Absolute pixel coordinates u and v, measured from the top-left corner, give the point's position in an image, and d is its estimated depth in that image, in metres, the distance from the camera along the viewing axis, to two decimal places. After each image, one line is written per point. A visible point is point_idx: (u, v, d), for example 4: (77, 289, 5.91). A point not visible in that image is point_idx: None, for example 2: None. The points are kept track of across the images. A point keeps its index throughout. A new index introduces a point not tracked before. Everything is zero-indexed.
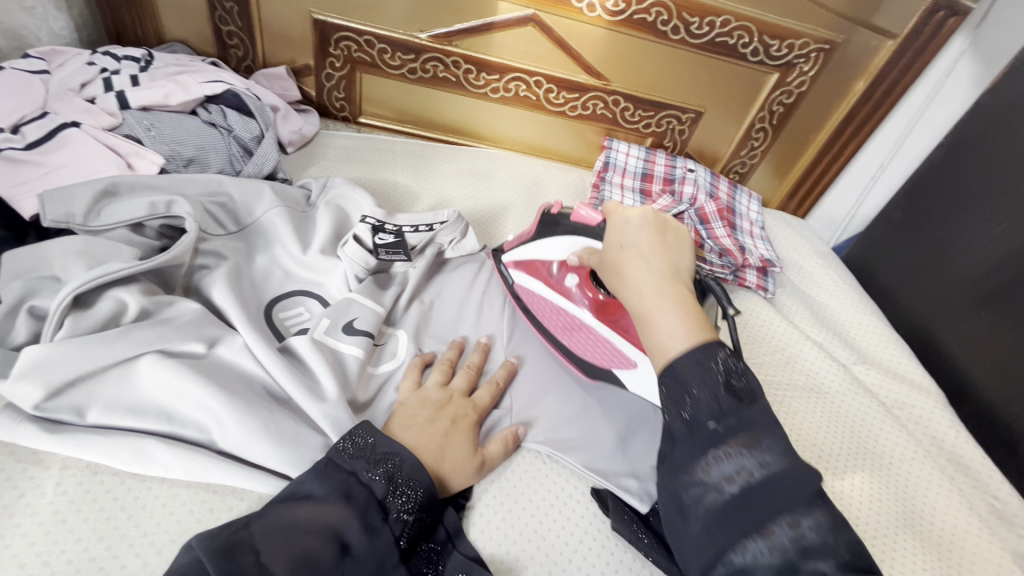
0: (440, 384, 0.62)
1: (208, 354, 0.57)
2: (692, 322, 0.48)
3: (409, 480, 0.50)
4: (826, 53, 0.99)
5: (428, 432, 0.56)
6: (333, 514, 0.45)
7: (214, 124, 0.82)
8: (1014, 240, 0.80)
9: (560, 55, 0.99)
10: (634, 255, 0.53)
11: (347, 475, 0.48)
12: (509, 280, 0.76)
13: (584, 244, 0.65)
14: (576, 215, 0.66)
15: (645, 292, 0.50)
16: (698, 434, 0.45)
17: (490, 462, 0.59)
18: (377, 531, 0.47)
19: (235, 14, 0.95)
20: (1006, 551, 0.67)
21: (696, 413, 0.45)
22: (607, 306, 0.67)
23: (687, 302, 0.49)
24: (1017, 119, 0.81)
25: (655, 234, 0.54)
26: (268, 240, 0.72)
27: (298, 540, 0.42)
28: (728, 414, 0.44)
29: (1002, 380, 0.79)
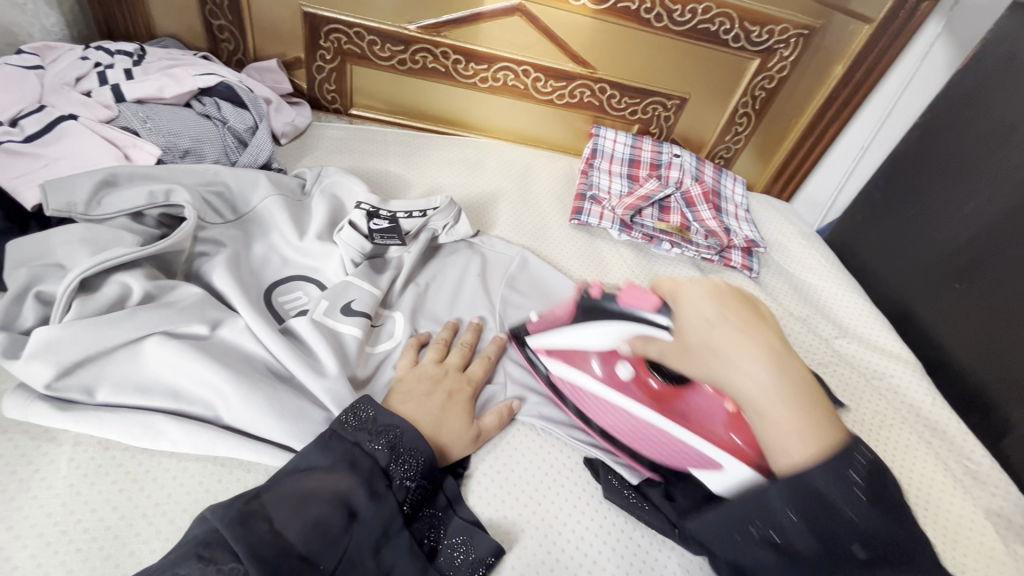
0: (436, 361, 0.64)
1: (211, 336, 0.59)
2: (815, 414, 0.46)
3: (410, 448, 0.53)
4: (806, 38, 1.02)
5: (426, 406, 0.58)
6: (340, 483, 0.48)
7: (209, 116, 0.83)
8: (986, 215, 0.83)
9: (546, 44, 1.01)
10: (731, 334, 0.49)
11: (351, 445, 0.51)
12: (541, 370, 0.69)
13: (633, 331, 0.60)
14: (627, 299, 0.61)
15: (762, 378, 0.47)
16: (834, 556, 0.42)
17: (486, 433, 0.61)
18: (381, 496, 0.49)
19: (225, 8, 0.96)
20: (979, 509, 0.70)
21: (837, 533, 0.43)
22: (663, 397, 0.63)
23: (803, 387, 0.47)
24: (989, 99, 0.84)
25: (742, 310, 0.52)
26: (266, 228, 0.74)
27: (307, 508, 0.45)
28: (872, 536, 0.43)
29: (975, 349, 0.83)
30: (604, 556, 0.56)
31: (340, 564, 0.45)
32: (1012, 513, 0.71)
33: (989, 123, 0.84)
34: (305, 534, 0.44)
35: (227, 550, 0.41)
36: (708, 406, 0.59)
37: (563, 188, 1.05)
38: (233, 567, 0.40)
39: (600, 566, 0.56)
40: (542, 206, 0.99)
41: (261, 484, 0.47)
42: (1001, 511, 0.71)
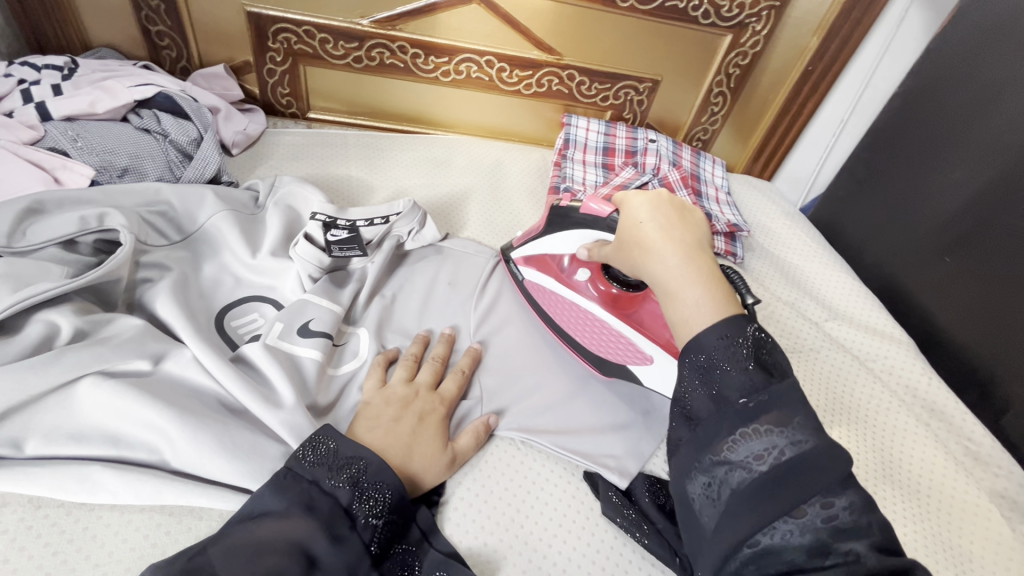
0: (405, 381, 0.60)
1: (154, 371, 0.54)
2: (716, 296, 0.46)
3: (374, 483, 0.48)
4: (777, 10, 0.98)
5: (395, 433, 0.54)
6: (296, 529, 0.43)
7: (148, 130, 0.78)
8: (972, 184, 0.80)
9: (508, 31, 0.96)
10: (651, 229, 0.50)
11: (309, 485, 0.46)
12: (517, 277, 0.74)
13: (595, 237, 0.63)
14: (586, 207, 0.62)
15: (672, 264, 0.48)
16: (724, 411, 0.42)
17: (461, 457, 0.57)
18: (344, 539, 0.45)
19: (163, 12, 0.90)
20: (982, 490, 0.68)
21: (724, 389, 0.43)
22: (618, 299, 0.68)
23: (707, 275, 0.47)
24: (969, 63, 0.81)
25: (670, 208, 0.52)
26: (216, 247, 0.69)
27: (257, 559, 0.41)
28: (759, 390, 0.42)
29: (973, 324, 0.79)
30: None
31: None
32: (1016, 493, 0.69)
33: (970, 88, 0.81)
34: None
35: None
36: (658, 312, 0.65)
37: (535, 182, 1.01)
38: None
39: None
40: (514, 202, 0.95)
41: (209, 537, 0.42)
42: (1004, 491, 0.69)
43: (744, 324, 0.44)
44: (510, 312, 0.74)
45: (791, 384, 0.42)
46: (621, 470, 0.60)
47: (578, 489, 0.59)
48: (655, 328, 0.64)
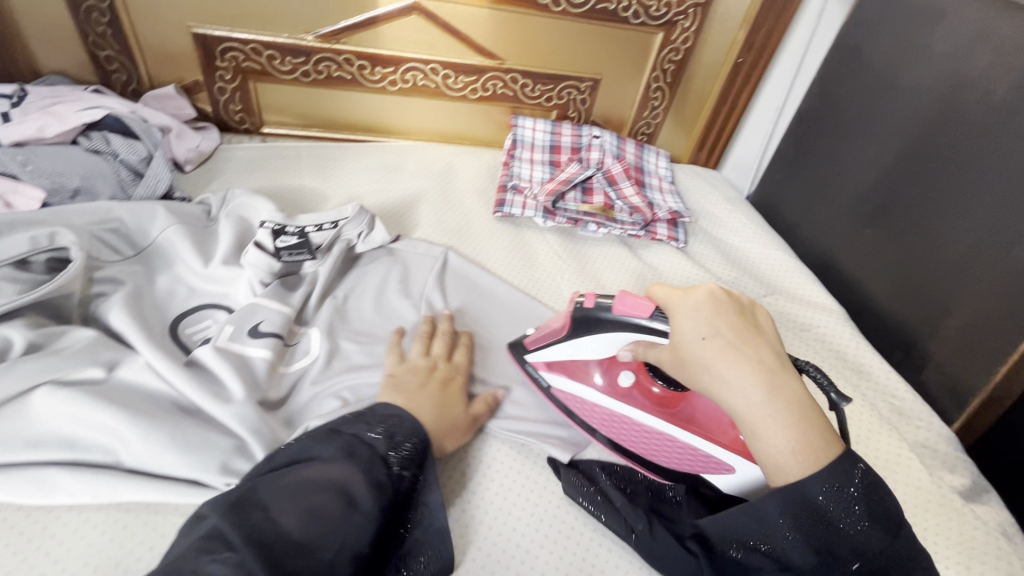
0: (422, 354, 0.66)
1: (108, 378, 0.57)
2: (809, 433, 0.47)
3: (407, 438, 0.52)
4: (703, 8, 1.03)
5: (424, 395, 0.59)
6: (339, 472, 0.47)
7: (98, 151, 0.80)
8: (883, 159, 0.86)
9: (450, 40, 1.01)
10: (721, 349, 0.50)
11: (350, 437, 0.50)
12: (541, 383, 0.69)
13: (635, 339, 0.60)
14: (621, 308, 0.60)
15: (756, 396, 0.48)
16: (833, 568, 0.45)
17: (476, 417, 0.63)
18: (382, 484, 0.48)
19: (110, 38, 0.93)
20: (905, 443, 0.73)
21: (837, 547, 0.45)
22: (665, 402, 0.65)
23: (797, 407, 0.48)
24: (876, 47, 0.87)
25: (736, 321, 0.52)
26: (170, 260, 0.72)
27: (303, 496, 0.44)
28: (874, 555, 0.45)
29: (894, 289, 0.85)
30: (541, 549, 0.57)
31: (337, 554, 0.43)
32: (936, 443, 0.74)
33: (877, 71, 0.87)
34: (302, 521, 0.43)
35: (222, 543, 0.40)
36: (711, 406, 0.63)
37: (486, 183, 1.05)
38: (225, 555, 0.39)
39: (535, 556, 0.56)
40: (465, 202, 0.99)
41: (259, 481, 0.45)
42: (926, 442, 0.74)
43: (852, 466, 0.46)
44: (460, 307, 0.78)
45: (899, 536, 0.46)
46: (562, 445, 0.65)
47: (525, 465, 0.64)
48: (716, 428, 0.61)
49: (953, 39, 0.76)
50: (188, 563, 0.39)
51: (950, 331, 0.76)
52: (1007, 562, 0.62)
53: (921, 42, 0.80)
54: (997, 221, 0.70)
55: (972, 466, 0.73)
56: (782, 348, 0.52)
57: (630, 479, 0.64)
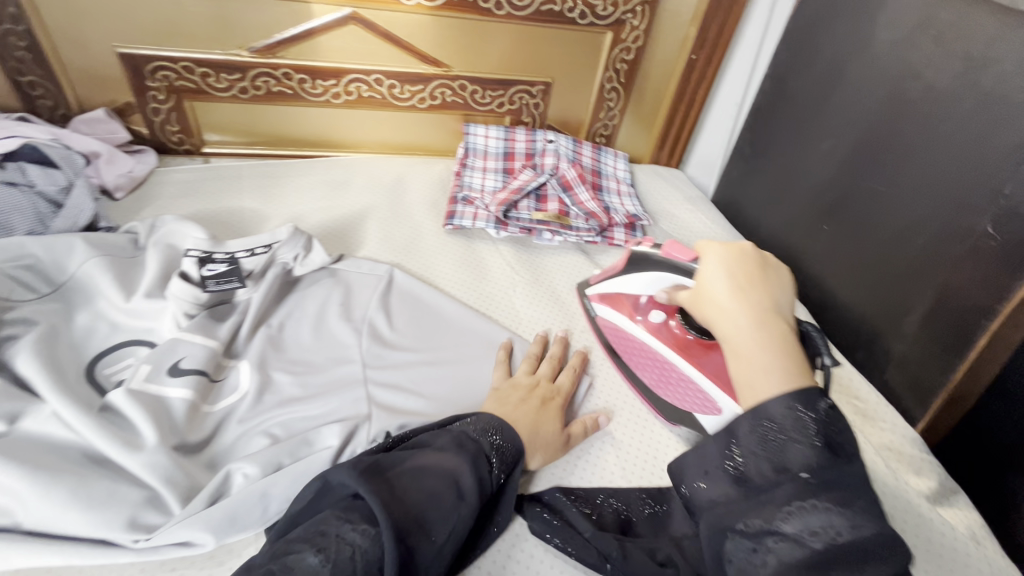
0: (528, 374, 0.68)
1: (10, 431, 0.53)
2: (790, 366, 0.46)
3: (507, 442, 0.55)
4: (651, 5, 1.01)
5: (524, 408, 0.62)
6: (451, 463, 0.49)
7: (12, 182, 0.75)
8: (836, 154, 0.84)
9: (391, 49, 0.97)
10: (725, 287, 0.53)
11: (458, 433, 0.53)
12: (592, 313, 0.81)
13: (672, 281, 0.69)
14: (667, 252, 0.69)
15: (746, 324, 0.49)
16: (781, 481, 0.41)
17: (570, 440, 0.64)
18: (482, 479, 0.50)
19: (30, 62, 0.88)
20: (870, 446, 0.70)
21: (787, 458, 0.42)
22: (690, 345, 0.71)
23: (783, 343, 0.48)
24: (824, 39, 0.85)
25: (754, 271, 0.54)
26: (90, 295, 0.68)
27: (421, 479, 0.46)
28: (826, 467, 0.41)
29: (853, 287, 0.83)
30: None
31: (441, 537, 0.44)
32: (902, 445, 0.72)
33: (825, 64, 0.86)
34: (422, 504, 0.45)
35: (361, 516, 0.42)
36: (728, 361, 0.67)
37: (438, 193, 1.01)
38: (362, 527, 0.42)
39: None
40: (416, 215, 0.96)
41: (387, 462, 0.47)
42: (890, 444, 0.71)
43: (816, 398, 0.43)
44: (405, 327, 0.75)
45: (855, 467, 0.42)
46: None
47: None
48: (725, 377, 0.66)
49: (896, 29, 0.74)
50: (331, 525, 0.42)
51: (912, 327, 0.74)
52: (974, 569, 0.60)
53: (865, 32, 0.78)
54: (948, 212, 0.68)
55: (938, 466, 0.71)
56: (791, 306, 0.53)
57: (593, 503, 0.60)
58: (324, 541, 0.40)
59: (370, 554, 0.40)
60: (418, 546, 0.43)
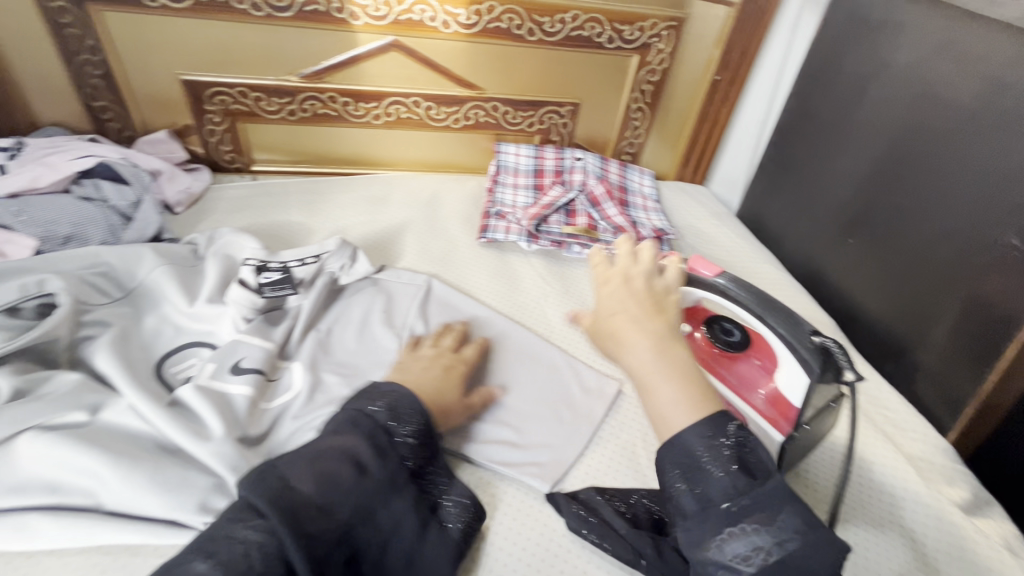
0: (432, 346, 0.70)
1: (92, 421, 0.58)
2: (695, 392, 0.48)
3: (407, 408, 0.55)
4: (677, 29, 1.06)
5: (425, 374, 0.64)
6: (345, 440, 0.50)
7: (89, 199, 0.82)
8: (859, 170, 0.87)
9: (430, 73, 1.04)
10: (625, 322, 0.53)
11: (352, 411, 0.54)
12: None
13: (696, 296, 0.71)
14: (693, 268, 0.69)
15: (647, 356, 0.50)
16: (708, 509, 0.43)
17: (466, 406, 0.65)
18: (386, 451, 0.51)
19: (104, 89, 0.97)
20: (899, 454, 0.71)
21: (707, 485, 0.44)
22: (719, 358, 0.71)
23: (683, 371, 0.50)
24: (846, 59, 0.88)
25: (647, 299, 0.55)
26: (156, 300, 0.74)
27: (318, 463, 0.47)
28: (743, 490, 0.43)
29: (879, 300, 0.84)
30: None
31: (354, 517, 0.47)
32: (932, 455, 0.72)
33: (848, 83, 0.88)
34: (318, 485, 0.46)
35: (252, 511, 0.44)
36: (754, 372, 0.68)
37: (471, 208, 1.06)
38: (258, 522, 0.43)
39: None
40: (450, 229, 1.00)
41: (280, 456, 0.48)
42: (921, 455, 0.72)
43: (726, 422, 0.47)
44: (443, 334, 0.79)
45: (774, 480, 0.44)
46: (543, 475, 0.64)
47: (510, 494, 0.63)
48: (750, 387, 0.67)
49: (917, 49, 0.77)
50: (223, 530, 0.43)
51: (939, 340, 0.75)
52: None
53: (886, 54, 0.81)
54: (972, 228, 0.70)
55: (970, 476, 0.71)
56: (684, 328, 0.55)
57: (628, 503, 0.62)
58: (213, 546, 0.42)
59: (268, 548, 0.42)
60: (332, 530, 0.45)
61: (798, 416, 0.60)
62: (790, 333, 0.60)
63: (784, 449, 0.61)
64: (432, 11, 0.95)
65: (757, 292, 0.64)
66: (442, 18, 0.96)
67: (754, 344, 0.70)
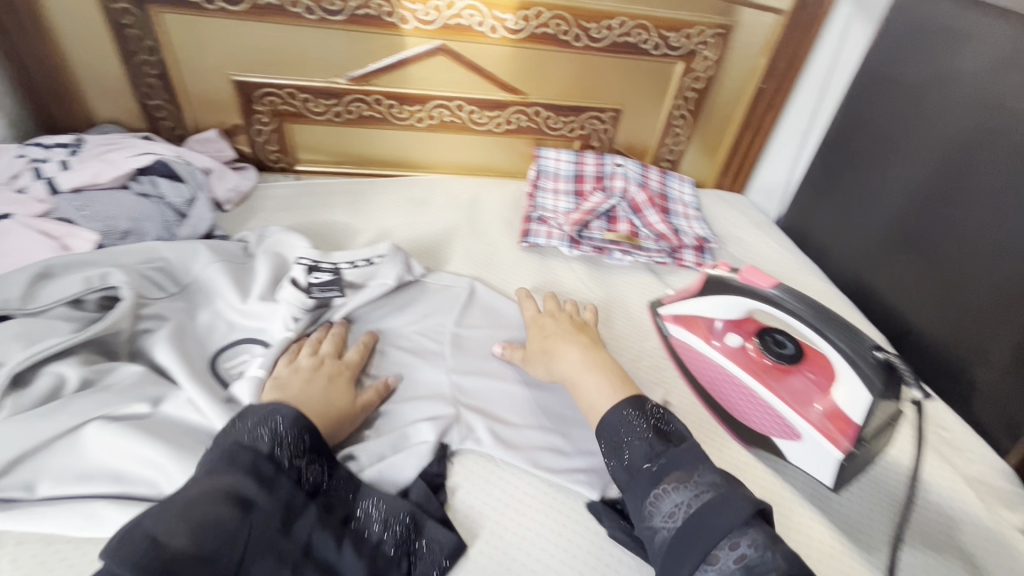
0: (310, 356, 0.67)
1: (154, 413, 0.60)
2: (617, 383, 0.64)
3: (287, 427, 0.53)
4: (724, 36, 1.05)
5: (311, 390, 0.61)
6: (224, 480, 0.47)
7: (146, 194, 0.85)
8: (915, 181, 0.85)
9: (474, 77, 1.04)
10: (558, 340, 0.71)
11: (232, 444, 0.50)
12: (664, 332, 0.81)
13: (749, 306, 0.69)
14: (746, 275, 0.69)
15: (575, 362, 0.67)
16: (637, 477, 0.54)
17: (366, 406, 0.64)
18: (273, 483, 0.49)
19: (158, 88, 0.99)
20: (957, 475, 0.69)
21: (633, 457, 0.55)
22: (770, 369, 0.69)
23: (605, 369, 0.66)
24: (903, 69, 0.87)
25: (573, 325, 0.75)
26: (211, 295, 0.75)
27: (195, 510, 0.44)
28: (658, 454, 0.54)
29: (933, 315, 0.82)
30: None
31: (246, 555, 0.45)
32: (991, 477, 0.70)
33: (905, 94, 0.87)
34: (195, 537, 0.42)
35: None
36: (807, 386, 0.66)
37: (511, 212, 1.06)
38: None
39: None
40: (491, 232, 1.01)
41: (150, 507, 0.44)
42: (979, 476, 0.70)
43: (644, 403, 0.60)
44: (487, 337, 0.79)
45: (685, 445, 0.55)
46: (592, 482, 0.63)
47: (559, 499, 0.63)
48: (805, 402, 0.64)
49: (982, 61, 0.75)
50: None
51: (999, 357, 0.73)
52: None
53: (947, 65, 0.80)
54: None
55: None
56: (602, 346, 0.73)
57: None
58: None
59: None
60: (226, 575, 0.43)
61: (858, 432, 0.59)
62: (852, 348, 0.59)
63: (842, 466, 0.60)
64: (481, 16, 0.96)
65: (814, 304, 0.62)
66: (490, 23, 0.97)
67: (806, 359, 0.69)
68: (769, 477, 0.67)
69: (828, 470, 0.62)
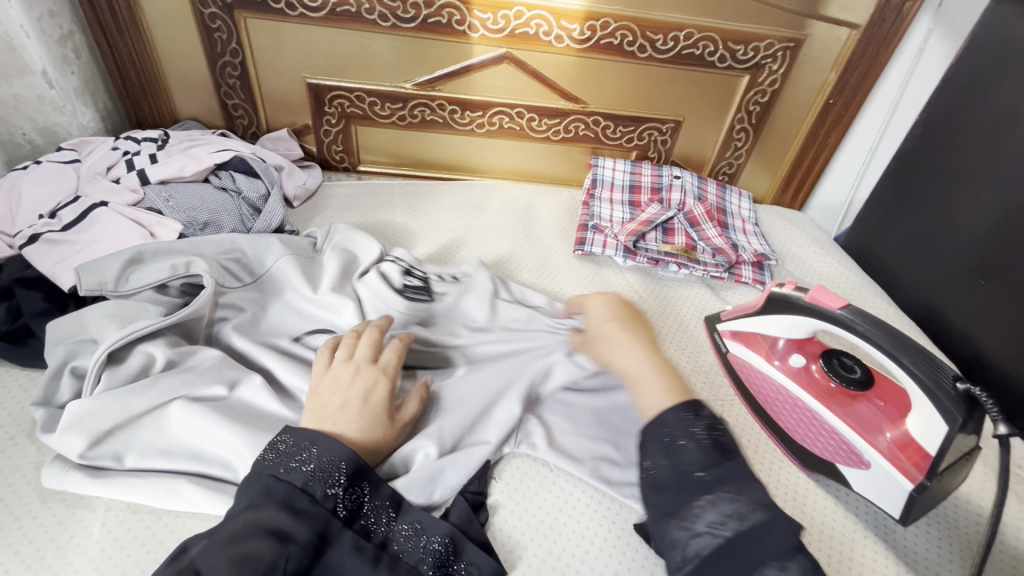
0: (345, 363, 0.61)
1: (229, 397, 0.63)
2: (674, 386, 0.56)
3: (325, 456, 0.51)
4: (792, 50, 1.02)
5: (342, 420, 0.56)
6: (257, 516, 0.46)
7: (225, 189, 0.90)
8: (999, 207, 0.81)
9: (537, 85, 1.06)
10: (617, 326, 0.66)
11: (268, 478, 0.49)
12: (722, 349, 0.80)
13: (816, 325, 0.68)
14: (814, 296, 0.67)
15: (637, 355, 0.61)
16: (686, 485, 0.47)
17: (406, 420, 0.62)
18: (306, 513, 0.49)
19: (238, 88, 1.05)
20: None
21: (683, 462, 0.48)
22: (836, 394, 0.68)
23: (668, 371, 0.59)
24: (989, 88, 0.83)
25: (628, 312, 0.69)
26: (277, 287, 0.77)
27: (232, 546, 0.43)
28: (714, 464, 0.47)
29: (1014, 347, 0.78)
30: None
31: None
32: None
33: (991, 114, 0.83)
34: (233, 568, 0.41)
35: None
36: (876, 415, 0.64)
37: (565, 220, 1.07)
38: None
39: None
40: (546, 239, 1.02)
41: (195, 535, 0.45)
42: None
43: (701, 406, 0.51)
44: None
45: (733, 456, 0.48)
46: None
47: (610, 509, 0.63)
48: (873, 429, 0.63)
49: None
50: None
51: None
52: None
53: None
54: None
55: None
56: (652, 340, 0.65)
57: None
58: None
59: None
60: None
61: (932, 465, 0.57)
62: (928, 376, 0.56)
63: (913, 497, 0.58)
64: (547, 26, 0.97)
65: (888, 328, 0.60)
66: (556, 33, 0.98)
67: (875, 386, 0.68)
68: (830, 504, 0.65)
69: (897, 502, 0.59)
